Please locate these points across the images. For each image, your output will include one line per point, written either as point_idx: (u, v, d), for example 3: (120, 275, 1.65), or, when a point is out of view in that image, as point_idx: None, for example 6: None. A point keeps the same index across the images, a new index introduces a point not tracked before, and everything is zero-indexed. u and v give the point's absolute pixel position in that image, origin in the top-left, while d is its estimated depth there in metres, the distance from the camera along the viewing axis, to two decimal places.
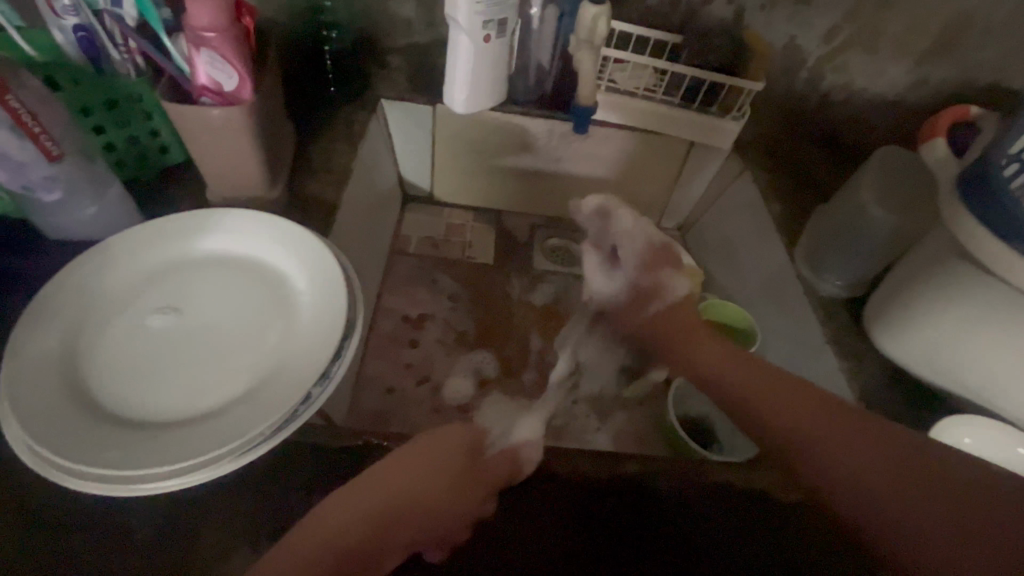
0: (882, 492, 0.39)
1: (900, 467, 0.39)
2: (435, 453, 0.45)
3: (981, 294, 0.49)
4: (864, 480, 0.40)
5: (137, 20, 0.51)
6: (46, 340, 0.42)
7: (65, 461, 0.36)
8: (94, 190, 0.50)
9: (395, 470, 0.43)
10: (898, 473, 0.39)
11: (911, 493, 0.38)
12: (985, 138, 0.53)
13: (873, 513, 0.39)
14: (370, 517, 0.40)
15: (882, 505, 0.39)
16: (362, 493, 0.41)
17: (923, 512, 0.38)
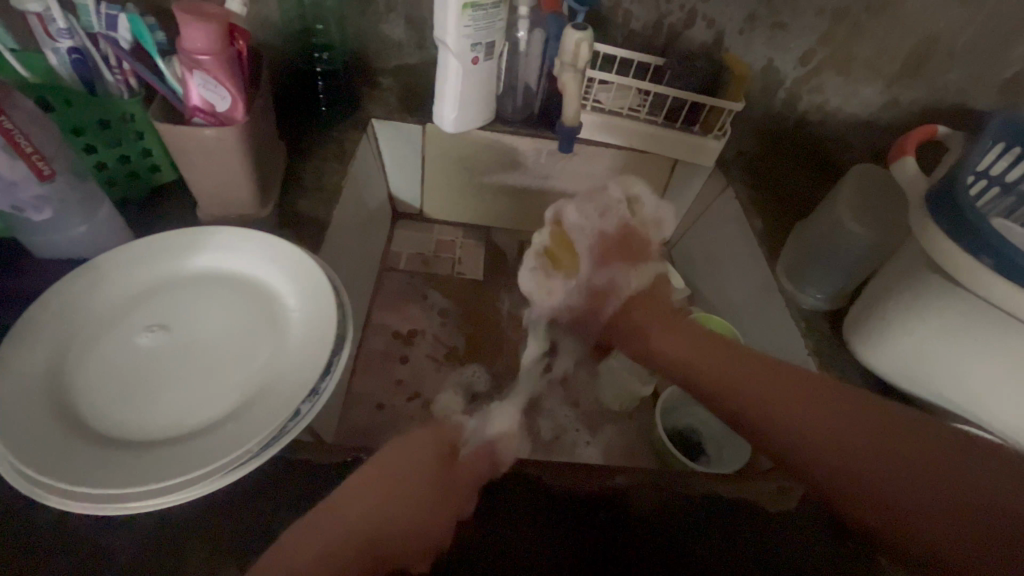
0: (872, 471, 0.40)
1: (885, 445, 0.40)
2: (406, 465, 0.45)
3: (954, 305, 0.50)
4: (860, 468, 0.40)
5: (132, 43, 0.51)
6: (33, 359, 0.42)
7: (49, 480, 0.36)
8: (83, 209, 0.50)
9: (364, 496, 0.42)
10: (885, 455, 0.40)
11: (897, 474, 0.39)
12: (953, 155, 0.55)
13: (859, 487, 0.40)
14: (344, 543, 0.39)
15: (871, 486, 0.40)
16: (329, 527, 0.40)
17: (912, 492, 0.39)
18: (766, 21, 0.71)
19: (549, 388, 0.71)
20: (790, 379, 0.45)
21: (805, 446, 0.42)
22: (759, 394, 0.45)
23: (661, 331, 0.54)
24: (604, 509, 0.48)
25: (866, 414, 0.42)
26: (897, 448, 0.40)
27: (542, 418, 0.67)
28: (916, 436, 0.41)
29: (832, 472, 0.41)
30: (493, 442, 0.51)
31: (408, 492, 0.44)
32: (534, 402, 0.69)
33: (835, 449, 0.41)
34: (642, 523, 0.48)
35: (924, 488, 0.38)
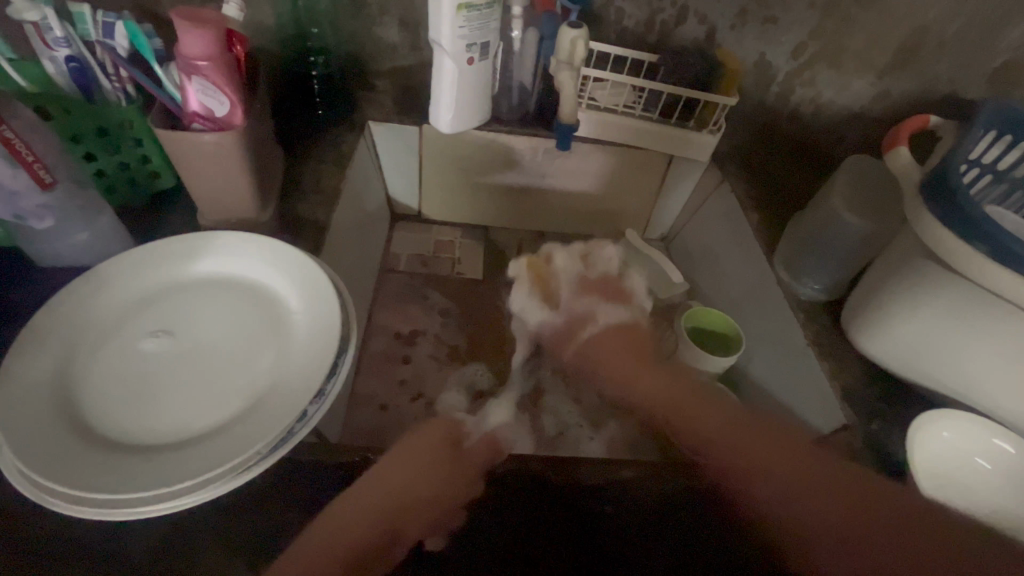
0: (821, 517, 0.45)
1: (816, 489, 0.46)
2: (416, 450, 0.48)
3: (951, 290, 0.51)
4: (803, 509, 0.45)
5: (129, 50, 0.52)
6: (38, 366, 0.42)
7: (59, 485, 0.36)
8: (85, 216, 0.50)
9: (388, 481, 0.45)
10: (821, 494, 0.46)
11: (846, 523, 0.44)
12: (945, 145, 0.56)
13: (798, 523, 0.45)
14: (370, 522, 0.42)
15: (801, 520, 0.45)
16: (355, 510, 0.42)
17: (853, 536, 0.44)
18: (758, 15, 0.72)
19: (551, 385, 0.71)
20: (747, 424, 0.51)
21: (751, 477, 0.48)
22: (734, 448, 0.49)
23: (617, 369, 0.58)
24: (607, 502, 0.49)
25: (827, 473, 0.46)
26: (835, 484, 0.46)
27: (545, 415, 0.68)
28: (842, 477, 0.46)
29: (774, 506, 0.46)
30: (492, 432, 0.54)
31: (425, 474, 0.46)
32: (537, 399, 0.69)
33: (788, 485, 0.47)
34: (643, 514, 0.49)
35: (854, 529, 0.44)
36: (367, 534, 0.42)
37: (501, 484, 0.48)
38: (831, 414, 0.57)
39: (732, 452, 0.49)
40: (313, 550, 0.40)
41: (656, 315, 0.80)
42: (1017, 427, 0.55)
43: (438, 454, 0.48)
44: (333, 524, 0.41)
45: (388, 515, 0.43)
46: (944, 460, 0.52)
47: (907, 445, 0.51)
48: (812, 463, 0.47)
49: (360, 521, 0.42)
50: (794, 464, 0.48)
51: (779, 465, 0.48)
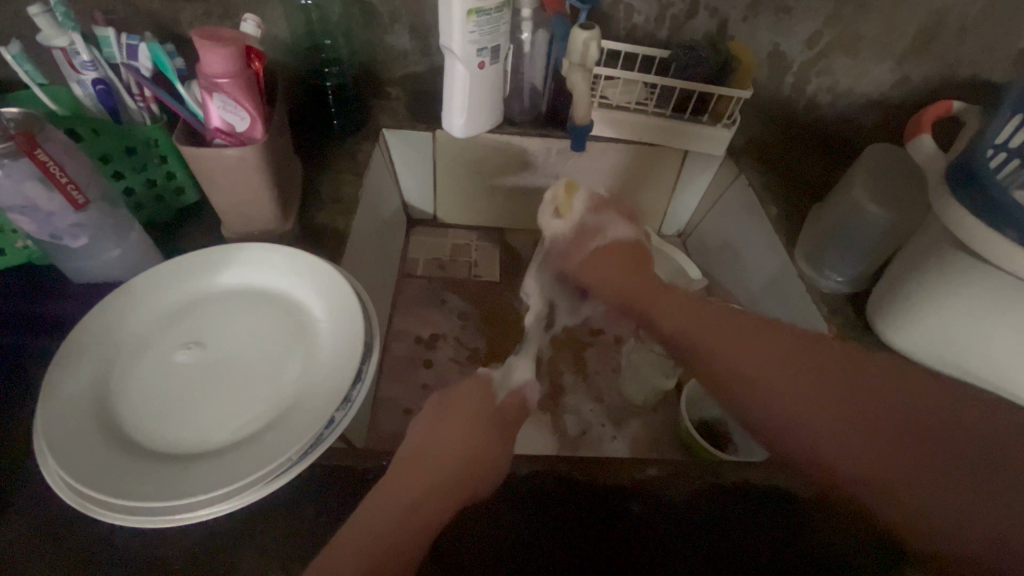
0: (848, 442, 0.40)
1: (869, 402, 0.42)
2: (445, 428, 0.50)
3: (978, 280, 0.49)
4: (790, 396, 0.44)
5: (152, 70, 0.53)
6: (77, 380, 0.43)
7: (103, 495, 0.37)
8: (116, 234, 0.52)
9: (437, 439, 0.49)
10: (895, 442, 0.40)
11: (890, 463, 0.39)
12: (971, 128, 0.55)
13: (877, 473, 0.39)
14: (418, 490, 0.45)
15: (907, 503, 0.38)
16: (404, 488, 0.44)
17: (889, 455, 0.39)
18: (770, 6, 0.71)
19: (572, 385, 0.71)
20: (762, 335, 0.48)
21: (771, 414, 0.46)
22: (752, 363, 0.46)
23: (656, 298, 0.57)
24: (634, 501, 0.49)
25: (866, 375, 0.43)
26: (922, 422, 0.40)
27: (567, 415, 0.68)
28: (895, 395, 0.42)
29: (805, 452, 0.42)
30: (517, 389, 0.58)
31: (455, 448, 0.48)
32: (558, 399, 0.70)
33: (831, 416, 0.42)
34: (670, 512, 0.49)
35: (925, 462, 0.39)
36: (421, 500, 0.44)
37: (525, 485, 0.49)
38: None
39: (809, 420, 0.42)
40: (380, 515, 0.42)
41: None
42: None
43: (463, 426, 0.51)
44: (392, 495, 0.43)
45: (436, 482, 0.46)
46: None
47: None
48: (870, 381, 0.43)
49: (409, 494, 0.44)
50: (873, 398, 0.42)
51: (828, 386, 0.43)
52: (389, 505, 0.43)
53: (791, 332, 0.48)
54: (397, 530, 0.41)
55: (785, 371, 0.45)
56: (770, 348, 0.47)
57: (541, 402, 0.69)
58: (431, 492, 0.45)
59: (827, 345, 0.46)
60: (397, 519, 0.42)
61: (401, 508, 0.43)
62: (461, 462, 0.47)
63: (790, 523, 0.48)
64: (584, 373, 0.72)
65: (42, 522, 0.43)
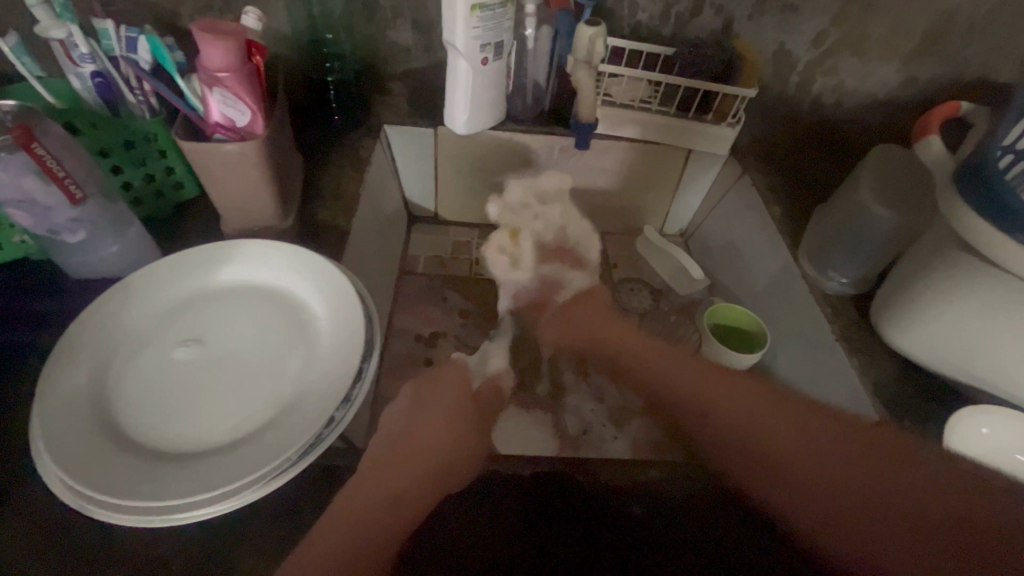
0: (814, 492, 0.47)
1: (864, 468, 0.47)
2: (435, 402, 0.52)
3: (984, 284, 0.49)
4: (729, 445, 0.52)
5: (151, 63, 0.53)
6: (74, 377, 0.43)
7: (99, 495, 0.37)
8: (114, 229, 0.51)
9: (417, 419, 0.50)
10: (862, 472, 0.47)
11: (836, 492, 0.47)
12: (978, 130, 0.54)
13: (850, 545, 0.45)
14: (402, 476, 0.45)
15: (864, 528, 0.45)
16: (387, 468, 0.46)
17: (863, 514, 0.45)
18: (777, 4, 0.70)
19: (573, 385, 0.71)
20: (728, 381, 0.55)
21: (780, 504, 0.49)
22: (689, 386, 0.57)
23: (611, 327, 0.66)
24: (635, 504, 0.49)
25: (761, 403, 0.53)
26: (828, 461, 0.48)
27: (567, 415, 0.68)
28: (844, 463, 0.47)
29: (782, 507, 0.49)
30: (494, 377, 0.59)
31: (444, 430, 0.50)
32: (559, 398, 0.69)
33: (748, 430, 0.52)
34: (668, 515, 0.50)
35: (866, 501, 0.46)
36: (405, 483, 0.45)
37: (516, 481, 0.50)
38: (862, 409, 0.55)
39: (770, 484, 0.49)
40: (365, 493, 0.43)
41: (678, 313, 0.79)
42: None
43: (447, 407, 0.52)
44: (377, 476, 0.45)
45: (425, 467, 0.47)
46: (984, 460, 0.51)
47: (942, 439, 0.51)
48: (821, 432, 0.50)
49: (395, 477, 0.45)
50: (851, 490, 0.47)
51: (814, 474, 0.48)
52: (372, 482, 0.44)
53: (775, 392, 0.53)
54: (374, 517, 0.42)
55: (819, 439, 0.49)
56: (758, 402, 0.53)
57: (542, 402, 0.69)
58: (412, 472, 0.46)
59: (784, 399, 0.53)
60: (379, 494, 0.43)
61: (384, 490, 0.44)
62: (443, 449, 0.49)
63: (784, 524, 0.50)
64: (585, 373, 0.72)
65: (38, 520, 0.43)
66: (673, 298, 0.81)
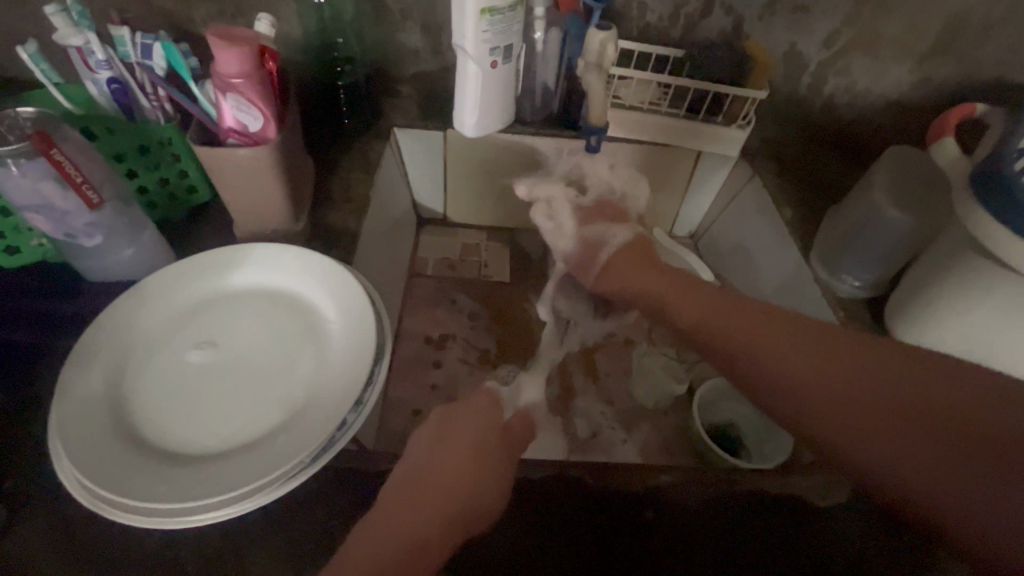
0: (874, 445, 0.37)
1: (875, 383, 0.39)
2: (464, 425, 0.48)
3: (999, 287, 0.48)
4: (795, 387, 0.41)
5: (166, 70, 0.53)
6: (91, 379, 0.43)
7: (117, 496, 0.37)
8: (130, 233, 0.52)
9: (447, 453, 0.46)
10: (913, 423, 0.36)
11: (892, 447, 0.36)
12: (995, 130, 0.53)
13: (870, 455, 0.37)
14: (431, 506, 0.42)
15: (928, 467, 0.35)
16: (410, 499, 0.42)
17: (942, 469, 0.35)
18: (788, 4, 0.70)
19: (582, 387, 0.71)
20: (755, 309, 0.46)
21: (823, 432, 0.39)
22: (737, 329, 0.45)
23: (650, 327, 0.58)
24: (649, 508, 0.49)
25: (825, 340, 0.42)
26: (882, 386, 0.38)
27: (576, 418, 0.68)
28: (902, 394, 0.37)
29: (856, 454, 0.38)
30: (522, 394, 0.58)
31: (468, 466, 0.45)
32: (569, 401, 0.69)
33: (799, 359, 0.41)
34: (685, 519, 0.49)
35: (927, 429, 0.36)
36: (429, 514, 0.41)
37: (538, 488, 0.49)
38: None
39: (847, 420, 0.38)
40: (382, 527, 0.40)
41: None
42: None
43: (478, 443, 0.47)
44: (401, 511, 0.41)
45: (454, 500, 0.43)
46: None
47: None
48: (861, 372, 0.39)
49: (420, 508, 0.42)
50: (881, 395, 0.38)
51: (844, 383, 0.39)
52: (393, 515, 0.41)
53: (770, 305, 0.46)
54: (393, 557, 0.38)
55: (802, 343, 0.42)
56: (768, 324, 0.44)
57: (551, 404, 0.69)
58: (436, 497, 0.42)
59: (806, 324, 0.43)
60: (404, 530, 0.40)
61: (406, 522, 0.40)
62: (467, 467, 0.45)
63: (806, 531, 0.48)
64: (594, 376, 0.72)
65: (58, 521, 0.43)
66: None
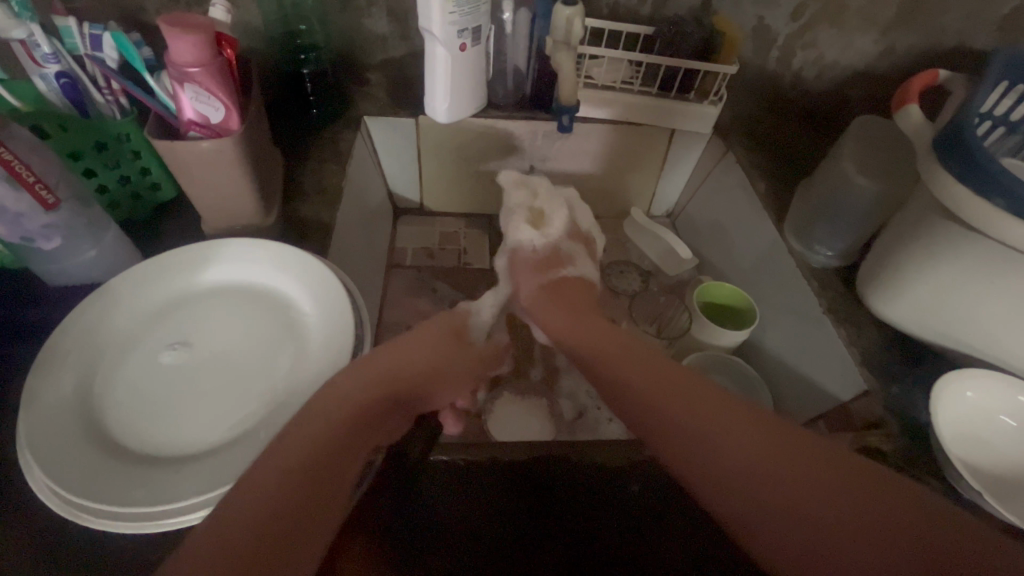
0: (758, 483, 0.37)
1: (784, 459, 0.37)
2: (410, 364, 0.48)
3: (968, 249, 0.49)
4: (720, 481, 0.38)
5: (119, 62, 0.51)
6: (60, 385, 0.42)
7: (94, 502, 0.36)
8: (91, 233, 0.50)
9: (414, 348, 0.50)
10: (849, 525, 0.34)
11: (766, 485, 0.37)
12: (956, 96, 0.54)
13: (749, 514, 0.37)
14: (332, 458, 0.39)
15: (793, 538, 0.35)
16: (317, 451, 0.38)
17: (811, 528, 0.34)
18: None
19: (566, 367, 0.72)
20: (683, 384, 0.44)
21: (770, 526, 0.36)
22: (639, 379, 0.47)
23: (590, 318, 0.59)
24: (631, 482, 0.52)
25: (741, 412, 0.41)
26: (757, 465, 0.38)
27: (562, 399, 0.69)
28: (813, 485, 0.36)
29: (731, 512, 0.38)
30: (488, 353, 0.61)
31: (422, 350, 0.51)
32: (553, 382, 0.70)
33: (708, 433, 0.40)
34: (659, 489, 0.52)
35: (792, 502, 0.36)
36: (328, 472, 0.38)
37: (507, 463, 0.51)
38: (851, 380, 0.56)
39: (722, 494, 0.38)
40: (258, 474, 0.35)
41: (668, 294, 0.80)
42: None
43: (443, 338, 0.54)
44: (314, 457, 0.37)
45: (399, 377, 0.46)
46: (968, 422, 0.50)
47: (930, 405, 0.49)
48: (726, 425, 0.40)
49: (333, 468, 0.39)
50: (788, 487, 0.36)
51: (774, 467, 0.37)
52: (270, 475, 0.35)
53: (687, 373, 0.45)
54: (278, 494, 0.34)
55: (715, 416, 0.41)
56: (665, 379, 0.46)
57: (535, 387, 0.70)
58: (343, 440, 0.40)
59: (686, 376, 0.45)
60: (300, 478, 0.36)
61: (306, 468, 0.37)
62: (363, 399, 0.42)
63: None
64: None
65: (33, 532, 0.42)
66: (663, 278, 0.83)
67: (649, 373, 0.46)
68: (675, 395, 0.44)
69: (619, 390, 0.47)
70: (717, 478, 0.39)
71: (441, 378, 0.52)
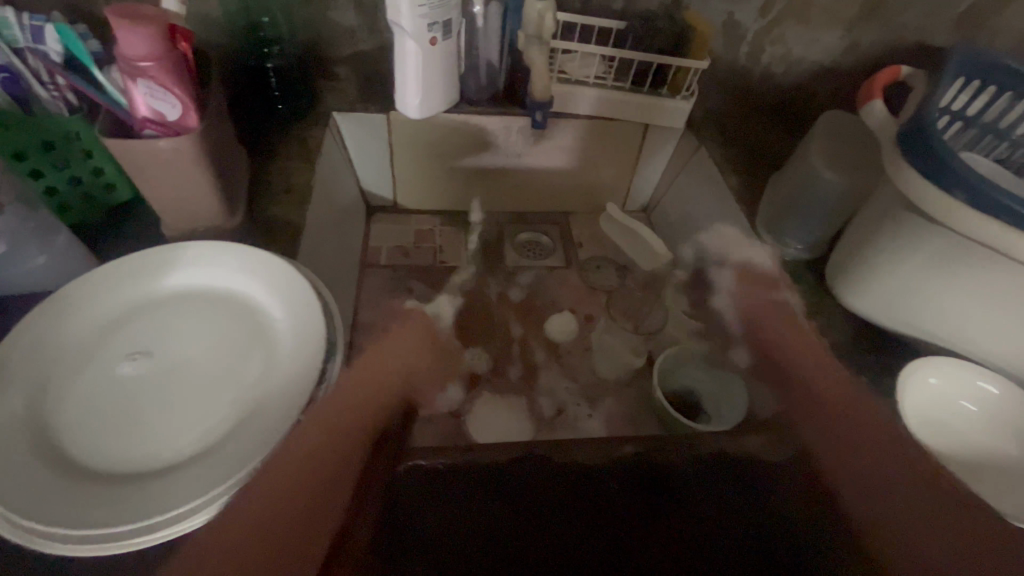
0: (890, 485, 0.47)
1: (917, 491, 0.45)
2: (387, 368, 0.51)
3: (930, 242, 0.50)
4: (864, 477, 0.48)
5: (64, 55, 0.48)
6: (8, 403, 0.39)
7: (47, 525, 0.34)
8: (39, 239, 0.47)
9: (378, 356, 0.52)
10: (935, 526, 0.43)
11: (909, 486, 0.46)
12: (916, 92, 0.56)
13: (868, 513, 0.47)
14: (314, 467, 0.40)
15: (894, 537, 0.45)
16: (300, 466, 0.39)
17: (907, 519, 0.45)
18: None
19: (545, 364, 0.72)
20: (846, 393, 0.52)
21: (875, 525, 0.46)
22: (810, 375, 0.55)
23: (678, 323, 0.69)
24: (609, 477, 0.51)
25: (851, 415, 0.51)
26: (886, 475, 0.47)
27: (541, 396, 0.69)
28: (904, 491, 0.46)
29: (862, 514, 0.47)
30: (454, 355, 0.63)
31: (393, 357, 0.52)
32: (532, 380, 0.70)
33: (871, 435, 0.49)
34: (641, 483, 0.50)
35: (931, 511, 0.44)
36: (297, 490, 0.39)
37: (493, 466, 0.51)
38: None
39: (866, 498, 0.47)
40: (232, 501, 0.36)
41: (644, 288, 0.81)
42: (1005, 368, 0.54)
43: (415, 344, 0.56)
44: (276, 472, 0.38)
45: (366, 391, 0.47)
46: (931, 409, 0.52)
47: (895, 394, 0.51)
48: (848, 425, 0.51)
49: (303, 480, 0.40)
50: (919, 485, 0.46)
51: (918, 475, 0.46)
52: (246, 498, 0.36)
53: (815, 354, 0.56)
54: (274, 517, 0.37)
55: (845, 425, 0.51)
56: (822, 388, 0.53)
57: (515, 385, 0.69)
58: (318, 465, 0.41)
59: (847, 389, 0.52)
60: (279, 498, 0.37)
61: (287, 487, 0.38)
62: (332, 414, 0.43)
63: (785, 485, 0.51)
64: (557, 354, 0.73)
65: None
66: (639, 273, 0.83)
67: (821, 370, 0.54)
68: (824, 406, 0.52)
69: (801, 401, 0.54)
70: (844, 478, 0.49)
71: (419, 375, 0.54)
